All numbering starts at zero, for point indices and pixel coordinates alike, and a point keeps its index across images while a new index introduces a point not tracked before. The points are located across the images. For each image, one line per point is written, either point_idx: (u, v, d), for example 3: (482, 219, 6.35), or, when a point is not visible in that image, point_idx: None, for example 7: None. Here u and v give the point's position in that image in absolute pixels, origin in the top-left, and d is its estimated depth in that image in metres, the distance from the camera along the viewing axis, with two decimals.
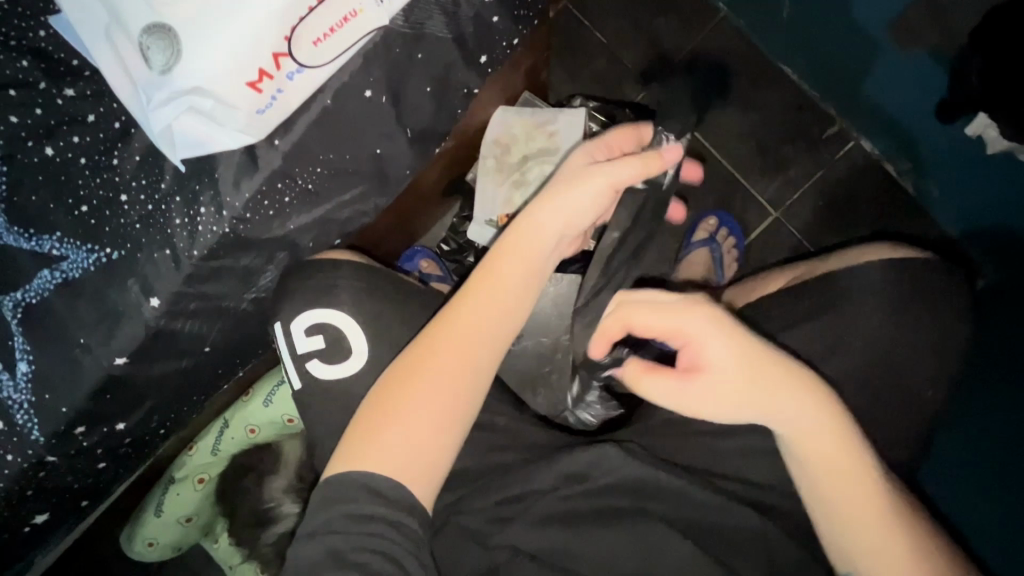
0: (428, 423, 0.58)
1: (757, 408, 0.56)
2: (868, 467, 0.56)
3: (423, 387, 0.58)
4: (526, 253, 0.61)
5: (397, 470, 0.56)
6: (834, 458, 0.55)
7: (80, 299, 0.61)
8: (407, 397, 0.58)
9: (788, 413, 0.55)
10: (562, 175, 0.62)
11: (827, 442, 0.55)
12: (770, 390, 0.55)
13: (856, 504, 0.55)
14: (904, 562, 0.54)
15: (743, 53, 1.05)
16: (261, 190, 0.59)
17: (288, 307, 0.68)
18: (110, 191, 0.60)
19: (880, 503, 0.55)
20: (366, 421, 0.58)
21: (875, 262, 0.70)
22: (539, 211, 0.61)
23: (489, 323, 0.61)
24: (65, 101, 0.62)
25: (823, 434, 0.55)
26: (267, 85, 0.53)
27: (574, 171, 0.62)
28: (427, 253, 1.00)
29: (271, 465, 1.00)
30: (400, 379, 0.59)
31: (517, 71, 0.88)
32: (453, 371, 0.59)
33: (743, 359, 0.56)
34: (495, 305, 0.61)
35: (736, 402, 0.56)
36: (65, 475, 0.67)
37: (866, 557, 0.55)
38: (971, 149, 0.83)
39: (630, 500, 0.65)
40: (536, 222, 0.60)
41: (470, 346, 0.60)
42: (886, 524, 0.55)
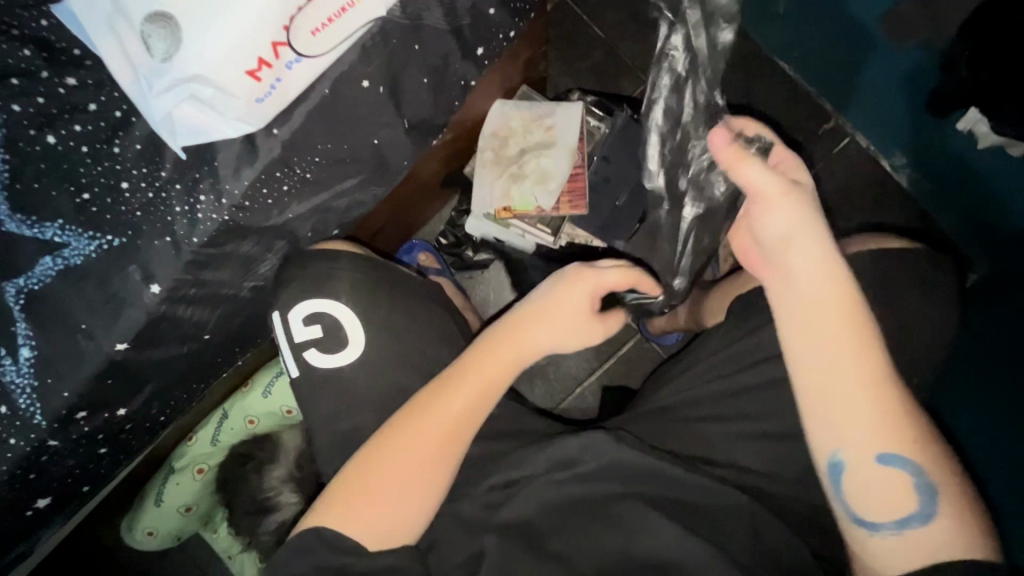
0: (412, 481, 0.61)
1: (784, 232, 0.59)
2: (876, 327, 0.57)
3: (403, 461, 0.61)
4: (517, 361, 0.67)
5: (371, 532, 0.58)
6: (844, 307, 0.57)
7: (82, 285, 0.61)
8: (382, 470, 0.60)
9: (810, 245, 0.58)
10: (564, 313, 0.69)
11: (843, 291, 0.57)
12: (804, 220, 0.59)
13: (842, 350, 0.56)
14: (869, 426, 0.54)
15: (740, 48, 1.06)
16: (260, 178, 0.60)
17: (287, 296, 0.70)
18: (111, 179, 0.61)
19: (868, 363, 0.55)
20: (353, 481, 0.60)
21: (865, 252, 0.70)
22: (536, 333, 0.68)
23: (476, 409, 0.65)
24: (67, 90, 0.62)
25: (835, 278, 0.58)
26: (266, 74, 0.54)
27: (574, 320, 0.69)
28: (426, 247, 1.01)
29: (270, 454, 1.02)
30: (388, 444, 0.62)
31: (514, 64, 0.89)
32: (435, 449, 0.62)
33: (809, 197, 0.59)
34: (478, 394, 0.64)
35: (790, 218, 0.59)
36: (67, 459, 0.68)
37: (832, 409, 0.55)
38: (963, 143, 0.84)
39: (621, 484, 0.65)
40: (528, 342, 0.68)
41: (450, 430, 0.63)
42: (871, 383, 0.55)
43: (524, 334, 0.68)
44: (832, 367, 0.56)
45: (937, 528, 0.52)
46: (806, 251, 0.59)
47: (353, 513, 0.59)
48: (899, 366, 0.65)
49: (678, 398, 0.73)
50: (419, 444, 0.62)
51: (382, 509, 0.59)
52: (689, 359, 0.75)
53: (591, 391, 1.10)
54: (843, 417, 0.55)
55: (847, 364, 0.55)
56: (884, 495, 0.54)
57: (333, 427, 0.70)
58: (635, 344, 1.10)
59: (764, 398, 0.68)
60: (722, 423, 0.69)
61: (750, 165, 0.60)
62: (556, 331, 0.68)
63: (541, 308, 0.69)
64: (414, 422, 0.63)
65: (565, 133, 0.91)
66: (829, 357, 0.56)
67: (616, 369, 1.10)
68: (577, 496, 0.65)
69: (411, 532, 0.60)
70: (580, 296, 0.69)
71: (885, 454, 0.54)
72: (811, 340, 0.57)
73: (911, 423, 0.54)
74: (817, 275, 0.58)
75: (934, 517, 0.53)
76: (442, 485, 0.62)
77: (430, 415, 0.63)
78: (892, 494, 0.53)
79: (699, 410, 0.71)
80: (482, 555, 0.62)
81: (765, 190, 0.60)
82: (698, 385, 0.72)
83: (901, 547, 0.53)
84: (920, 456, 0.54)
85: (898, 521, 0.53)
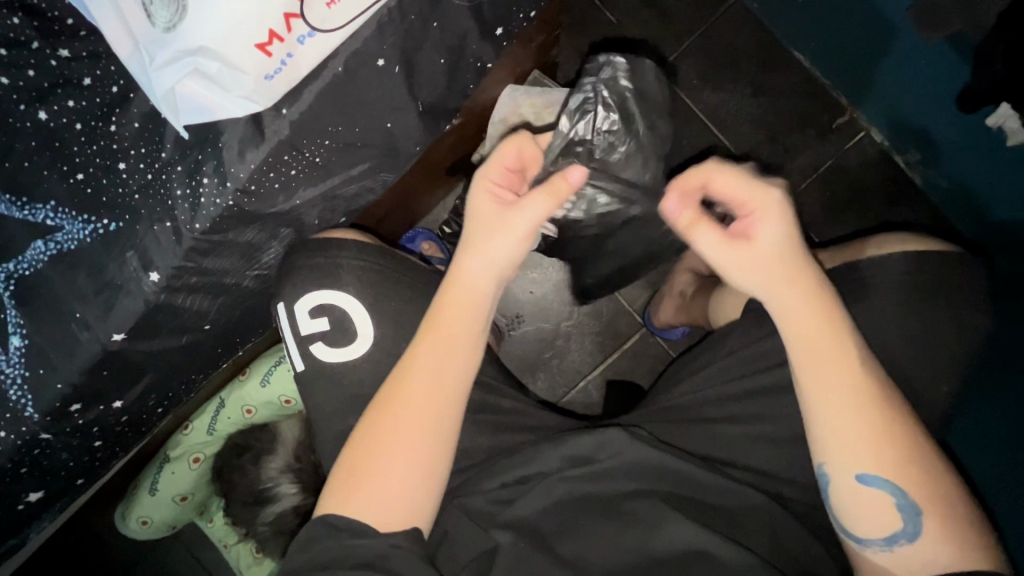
0: (414, 469, 0.58)
1: (762, 293, 0.58)
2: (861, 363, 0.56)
3: (397, 446, 0.58)
4: (470, 307, 0.61)
5: (376, 519, 0.56)
6: (816, 341, 0.56)
7: (75, 270, 0.58)
8: (384, 458, 0.58)
9: (788, 299, 0.57)
10: (481, 223, 0.61)
11: (818, 324, 0.57)
12: (773, 279, 0.57)
13: (835, 397, 0.55)
14: (875, 447, 0.54)
15: (756, 36, 1.03)
16: (266, 162, 0.57)
17: (293, 284, 0.67)
18: (107, 159, 0.58)
19: (855, 397, 0.55)
20: (354, 468, 0.58)
21: (895, 253, 0.66)
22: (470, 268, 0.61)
23: (445, 379, 0.60)
24: (60, 63, 0.59)
25: (813, 314, 0.57)
26: (277, 48, 0.50)
27: (492, 222, 0.61)
28: (428, 235, 0.99)
29: (268, 445, 0.98)
30: (373, 431, 0.59)
31: (528, 48, 0.85)
32: (426, 432, 0.59)
33: (774, 260, 0.57)
34: (439, 366, 0.60)
35: (766, 283, 0.58)
36: (60, 452, 0.66)
37: (833, 442, 0.56)
38: (989, 140, 0.81)
39: (637, 484, 0.63)
40: (467, 281, 0.61)
41: (432, 408, 0.59)
42: (859, 415, 0.55)
43: (455, 270, 0.62)
44: (818, 409, 0.56)
45: (926, 546, 0.53)
46: (783, 297, 0.57)
47: (362, 503, 0.57)
48: (922, 369, 0.64)
49: (693, 395, 0.71)
50: (403, 425, 0.59)
51: (390, 495, 0.57)
52: (703, 355, 0.73)
53: (594, 386, 1.08)
54: (826, 438, 0.56)
55: (825, 392, 0.56)
56: (872, 515, 0.55)
57: (335, 421, 0.67)
58: (640, 338, 1.08)
59: (783, 399, 0.66)
60: (739, 423, 0.67)
61: (700, 240, 0.59)
62: (484, 258, 0.61)
63: (465, 241, 0.62)
64: (386, 403, 0.60)
65: None
66: (802, 397, 0.57)
67: (622, 363, 1.08)
68: (589, 495, 0.63)
69: (421, 517, 0.58)
70: (483, 203, 0.63)
71: (868, 475, 0.55)
72: (810, 382, 0.56)
73: (898, 447, 0.54)
74: (805, 328, 0.57)
75: (918, 535, 0.53)
76: (440, 470, 0.59)
77: (405, 399, 0.59)
78: (875, 514, 0.54)
79: (714, 409, 0.68)
80: (495, 557, 0.60)
81: (730, 258, 0.58)
82: (709, 383, 0.70)
83: (891, 561, 0.54)
84: (905, 478, 0.54)
85: (878, 536, 0.55)
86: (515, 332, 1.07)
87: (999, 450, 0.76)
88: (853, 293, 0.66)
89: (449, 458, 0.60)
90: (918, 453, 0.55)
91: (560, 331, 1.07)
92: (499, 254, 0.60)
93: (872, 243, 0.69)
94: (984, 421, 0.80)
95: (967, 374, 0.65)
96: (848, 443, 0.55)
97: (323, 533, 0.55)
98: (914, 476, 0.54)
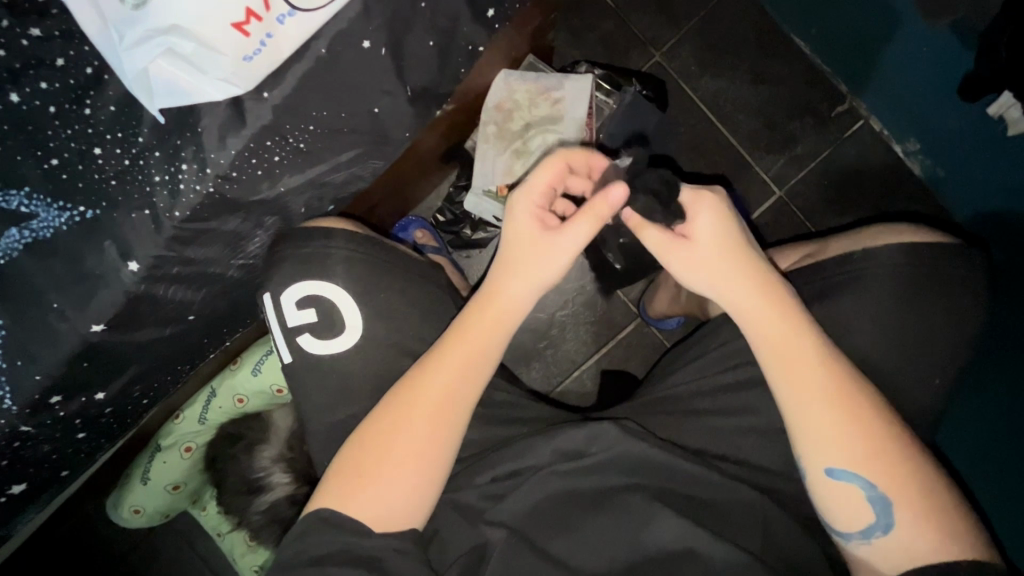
0: (399, 463, 0.57)
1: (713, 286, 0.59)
2: (838, 359, 0.56)
3: (382, 439, 0.57)
4: (503, 322, 0.60)
5: (360, 513, 0.55)
6: (790, 344, 0.56)
7: (52, 258, 0.56)
8: (373, 450, 0.57)
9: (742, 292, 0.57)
10: (518, 251, 0.60)
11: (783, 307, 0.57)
12: (719, 276, 0.58)
13: (812, 396, 0.55)
14: (851, 438, 0.54)
15: (756, 21, 1.01)
16: (249, 147, 0.55)
17: (279, 275, 0.66)
18: (83, 144, 0.56)
19: (830, 391, 0.55)
20: (347, 463, 0.57)
21: (892, 245, 0.65)
22: (509, 288, 0.60)
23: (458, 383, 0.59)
24: (31, 43, 0.57)
25: (782, 314, 0.57)
26: (255, 28, 0.49)
27: (531, 250, 0.59)
28: (421, 224, 0.97)
29: (260, 434, 0.97)
30: (377, 422, 0.58)
31: (523, 31, 0.83)
32: (423, 429, 0.58)
33: (712, 254, 0.58)
34: (459, 373, 0.59)
35: (713, 275, 0.58)
36: (42, 445, 0.65)
37: (804, 437, 0.55)
38: (989, 130, 0.80)
39: (628, 478, 0.63)
40: (512, 302, 0.60)
41: (438, 412, 0.58)
42: (832, 411, 0.54)
43: (493, 289, 0.61)
44: (796, 406, 0.55)
45: (902, 536, 0.53)
46: (737, 295, 0.58)
47: (350, 498, 0.55)
48: (920, 366, 0.63)
49: (686, 389, 0.70)
50: (404, 422, 0.58)
51: (374, 489, 0.56)
52: (697, 346, 0.72)
53: (589, 375, 1.07)
54: (800, 432, 0.56)
55: (795, 384, 0.55)
56: (846, 507, 0.54)
57: (323, 414, 0.66)
58: (635, 328, 1.07)
59: None
60: (732, 417, 0.66)
61: (649, 234, 0.59)
62: (530, 280, 0.59)
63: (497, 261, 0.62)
64: (401, 394, 0.59)
65: (574, 107, 0.85)
66: (779, 400, 0.56)
67: (616, 354, 1.07)
68: (580, 489, 0.62)
69: (413, 515, 0.57)
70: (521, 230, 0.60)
71: (838, 469, 0.54)
72: (785, 381, 0.56)
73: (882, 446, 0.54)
74: (788, 333, 0.57)
75: (892, 527, 0.53)
76: (429, 469, 0.58)
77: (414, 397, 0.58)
78: (851, 506, 0.54)
79: (706, 401, 0.68)
80: (485, 552, 0.59)
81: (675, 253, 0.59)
82: (703, 377, 0.69)
83: (876, 555, 0.54)
84: (879, 471, 0.53)
85: (860, 528, 0.54)
86: None
87: (995, 444, 0.76)
88: (847, 285, 0.65)
89: (448, 463, 0.59)
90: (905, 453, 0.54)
91: (555, 321, 1.06)
92: (541, 279, 0.59)
93: (873, 235, 0.67)
94: (979, 415, 0.79)
95: (963, 368, 0.64)
96: (840, 438, 0.54)
97: (308, 529, 0.54)
98: (898, 471, 0.53)
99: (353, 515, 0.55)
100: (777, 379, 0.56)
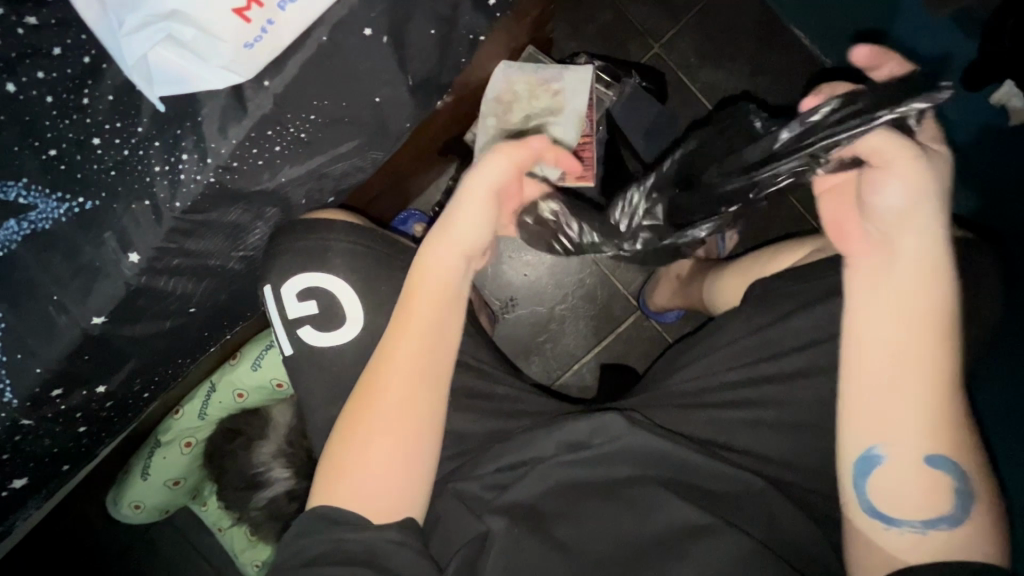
0: (393, 451, 0.57)
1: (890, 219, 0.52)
2: (950, 354, 0.51)
3: (376, 430, 0.57)
4: (446, 294, 0.60)
5: (360, 505, 0.55)
6: (909, 318, 0.52)
7: (53, 251, 0.56)
8: (367, 441, 0.57)
9: (914, 242, 0.52)
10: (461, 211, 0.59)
11: (926, 262, 0.52)
12: (908, 211, 0.51)
13: (914, 376, 0.51)
14: (926, 426, 0.51)
15: (757, 11, 1.00)
16: (249, 137, 0.55)
17: (279, 268, 0.65)
18: (81, 134, 0.56)
19: (941, 376, 0.51)
20: (338, 452, 0.57)
21: None
22: (449, 252, 0.59)
23: (426, 361, 0.59)
24: (26, 31, 0.56)
25: (917, 288, 0.52)
26: (256, 14, 0.49)
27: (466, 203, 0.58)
28: (422, 218, 0.96)
29: (260, 429, 0.96)
30: (363, 411, 0.58)
31: (522, 21, 0.82)
32: (405, 423, 0.57)
33: (913, 199, 0.51)
34: (422, 357, 0.59)
35: (905, 211, 0.52)
36: (42, 439, 0.64)
37: (885, 426, 0.52)
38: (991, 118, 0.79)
39: (632, 468, 0.63)
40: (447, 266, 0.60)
41: (415, 394, 0.58)
42: (937, 395, 0.51)
43: (432, 258, 0.59)
44: (886, 389, 0.52)
45: (963, 532, 0.50)
46: (910, 244, 0.52)
47: (352, 489, 0.55)
48: None
49: (689, 380, 0.70)
50: (382, 413, 0.57)
51: (374, 479, 0.56)
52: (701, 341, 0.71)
53: (588, 369, 1.07)
54: (858, 413, 0.53)
55: (885, 328, 0.52)
56: (910, 496, 0.51)
57: (326, 407, 0.66)
58: (635, 321, 1.06)
59: (782, 384, 0.65)
60: (736, 408, 0.66)
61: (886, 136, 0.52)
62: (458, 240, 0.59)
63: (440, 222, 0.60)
64: (373, 387, 0.58)
65: (575, 98, 0.83)
66: (863, 382, 0.53)
67: (617, 346, 1.07)
68: (583, 479, 0.63)
69: (410, 504, 0.56)
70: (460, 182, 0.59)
71: (931, 454, 0.51)
72: (888, 360, 0.52)
73: (914, 419, 0.51)
74: (910, 307, 0.52)
75: (961, 521, 0.50)
76: (427, 453, 0.58)
77: (385, 386, 0.58)
78: (920, 494, 0.51)
79: (708, 393, 0.68)
80: (488, 541, 0.59)
81: (892, 164, 0.51)
82: (706, 370, 0.69)
83: (908, 545, 0.51)
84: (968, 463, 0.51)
85: (891, 512, 0.51)
86: (509, 315, 1.06)
87: None
88: None
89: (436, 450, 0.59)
90: (932, 431, 0.51)
91: (555, 314, 1.06)
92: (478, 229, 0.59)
93: None
94: None
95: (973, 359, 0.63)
96: (896, 392, 0.51)
97: (315, 523, 0.54)
98: (921, 446, 0.51)
99: (352, 509, 0.54)
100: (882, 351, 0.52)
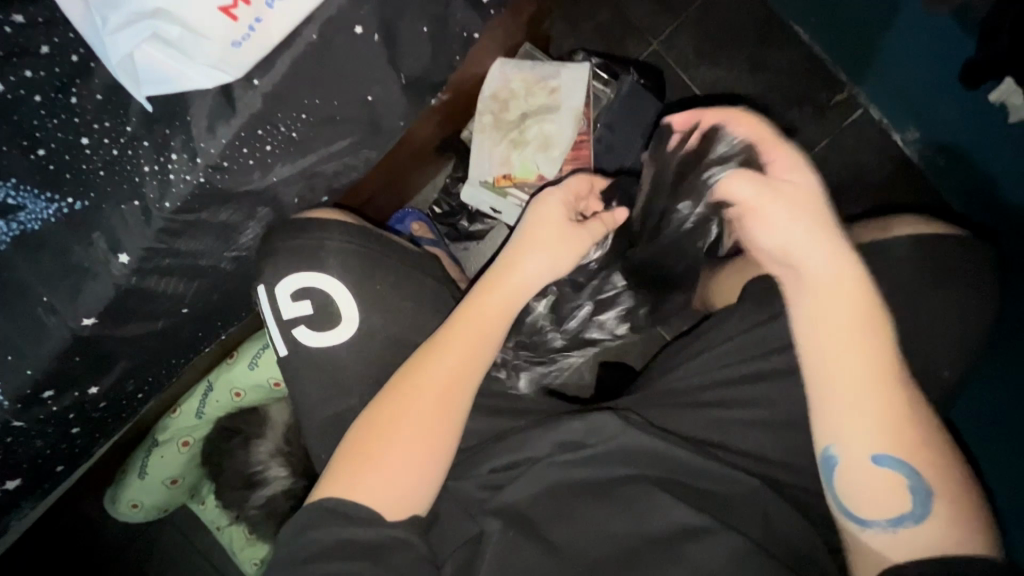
0: (403, 450, 0.57)
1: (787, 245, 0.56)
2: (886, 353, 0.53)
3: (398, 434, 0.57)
4: (505, 309, 0.62)
5: (368, 499, 0.55)
6: (839, 331, 0.54)
7: (42, 251, 0.56)
8: (384, 445, 0.57)
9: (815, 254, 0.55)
10: (541, 229, 0.63)
11: (840, 272, 0.55)
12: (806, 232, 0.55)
13: (861, 387, 0.53)
14: (902, 426, 0.52)
15: (757, 7, 0.99)
16: (239, 135, 0.54)
17: (273, 268, 0.65)
18: (70, 133, 0.55)
19: (887, 379, 0.53)
20: (355, 452, 0.57)
21: (900, 240, 0.65)
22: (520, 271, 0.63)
23: (465, 370, 0.60)
24: (13, 29, 0.55)
25: (845, 299, 0.54)
26: (243, 12, 0.49)
27: (552, 232, 0.63)
28: (419, 216, 0.92)
29: (257, 429, 0.96)
30: (384, 415, 0.58)
31: (518, 18, 0.81)
32: (434, 424, 0.58)
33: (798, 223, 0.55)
34: (462, 364, 0.60)
35: (806, 234, 0.55)
36: (35, 440, 0.64)
37: (851, 429, 0.53)
38: (991, 116, 0.79)
39: (627, 469, 0.62)
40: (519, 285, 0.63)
41: (445, 399, 0.59)
42: (890, 399, 0.52)
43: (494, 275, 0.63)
44: (845, 398, 0.53)
45: (930, 530, 0.51)
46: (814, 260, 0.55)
47: (360, 489, 0.55)
48: (929, 360, 0.62)
49: (687, 380, 0.69)
50: (407, 419, 0.58)
51: (382, 478, 0.55)
52: (700, 340, 0.71)
53: (587, 367, 1.06)
54: (837, 417, 0.53)
55: (828, 347, 0.54)
56: (878, 497, 0.52)
57: (320, 407, 0.66)
58: None
59: (779, 384, 0.65)
60: (733, 409, 0.66)
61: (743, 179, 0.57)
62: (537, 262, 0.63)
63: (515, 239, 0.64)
64: (397, 391, 0.59)
65: (571, 96, 0.84)
66: (816, 397, 0.54)
67: (615, 345, 1.06)
68: (579, 479, 0.62)
69: (413, 502, 0.56)
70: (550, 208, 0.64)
71: (882, 455, 0.52)
72: (837, 379, 0.53)
73: (878, 424, 0.52)
74: (844, 318, 0.54)
75: (927, 517, 0.51)
76: (445, 451, 0.58)
77: (412, 392, 0.58)
78: (888, 496, 0.52)
79: (705, 393, 0.67)
80: (483, 543, 0.59)
81: (758, 205, 0.56)
82: (705, 371, 0.69)
83: (888, 544, 0.52)
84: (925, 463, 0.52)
85: (867, 514, 0.53)
86: None
87: (1000, 440, 0.75)
88: None
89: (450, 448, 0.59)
90: (898, 429, 0.52)
91: None
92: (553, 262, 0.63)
93: (875, 229, 0.68)
94: (986, 407, 0.78)
95: (971, 360, 0.63)
96: (844, 405, 0.53)
97: (308, 525, 0.53)
98: (876, 446, 0.52)
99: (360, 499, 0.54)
100: (825, 373, 0.54)
